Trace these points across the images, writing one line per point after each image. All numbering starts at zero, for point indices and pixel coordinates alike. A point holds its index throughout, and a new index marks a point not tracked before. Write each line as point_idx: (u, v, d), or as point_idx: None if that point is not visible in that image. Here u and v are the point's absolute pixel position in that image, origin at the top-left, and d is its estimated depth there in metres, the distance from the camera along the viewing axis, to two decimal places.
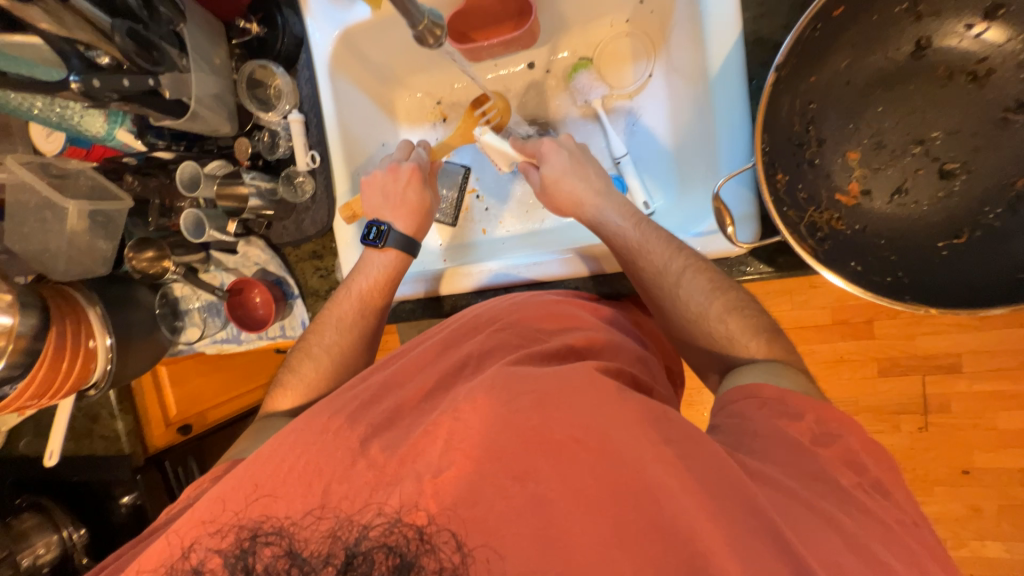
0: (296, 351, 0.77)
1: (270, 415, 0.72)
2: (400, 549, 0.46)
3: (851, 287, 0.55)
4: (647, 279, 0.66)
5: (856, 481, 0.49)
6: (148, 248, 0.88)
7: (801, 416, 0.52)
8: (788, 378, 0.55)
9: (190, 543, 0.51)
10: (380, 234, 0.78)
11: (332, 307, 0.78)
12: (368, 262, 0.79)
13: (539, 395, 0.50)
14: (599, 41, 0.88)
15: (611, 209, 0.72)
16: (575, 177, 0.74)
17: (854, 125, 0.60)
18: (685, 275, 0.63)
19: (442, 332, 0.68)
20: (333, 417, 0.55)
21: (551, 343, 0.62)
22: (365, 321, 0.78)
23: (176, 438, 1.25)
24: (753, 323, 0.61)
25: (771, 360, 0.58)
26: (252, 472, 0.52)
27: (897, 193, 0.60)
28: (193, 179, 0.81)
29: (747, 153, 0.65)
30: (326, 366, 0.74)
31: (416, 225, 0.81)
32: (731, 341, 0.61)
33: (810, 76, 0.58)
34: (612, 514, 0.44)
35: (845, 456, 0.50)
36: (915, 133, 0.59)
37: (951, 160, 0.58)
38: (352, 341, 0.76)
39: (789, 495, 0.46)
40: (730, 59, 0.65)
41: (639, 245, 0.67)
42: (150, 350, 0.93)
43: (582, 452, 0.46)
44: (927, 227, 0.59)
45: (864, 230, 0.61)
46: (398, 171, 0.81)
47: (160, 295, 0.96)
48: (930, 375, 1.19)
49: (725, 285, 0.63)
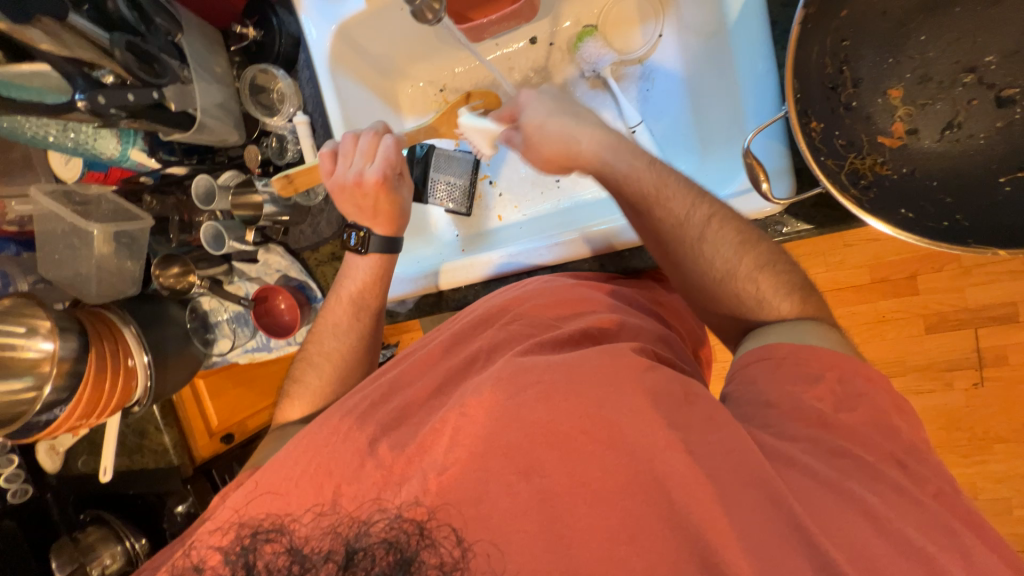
0: (297, 364, 0.76)
1: (284, 424, 0.71)
2: (399, 545, 0.39)
3: (898, 233, 0.52)
4: (665, 232, 0.57)
5: (889, 452, 0.43)
6: (173, 264, 0.90)
7: (822, 377, 0.46)
8: (815, 334, 0.50)
9: (197, 542, 0.47)
10: (363, 240, 0.75)
11: (326, 315, 0.78)
12: (353, 266, 0.77)
13: (548, 385, 0.44)
14: (602, 5, 0.83)
15: (618, 147, 0.61)
16: (563, 115, 0.64)
17: (895, 59, 0.55)
18: (710, 228, 0.55)
19: (453, 326, 0.61)
20: (345, 417, 0.50)
21: (562, 329, 0.53)
22: (361, 321, 0.76)
23: (221, 446, 1.29)
24: (787, 281, 0.54)
25: (799, 317, 0.52)
26: (263, 474, 0.48)
27: (948, 129, 0.55)
28: (207, 192, 0.81)
29: (777, 105, 0.61)
30: (330, 372, 0.73)
31: (397, 228, 0.76)
32: (760, 304, 0.54)
33: (842, 10, 0.53)
34: (621, 507, 0.40)
35: (873, 417, 0.45)
36: (965, 61, 0.53)
37: (1009, 86, 0.53)
38: (354, 343, 0.75)
39: (814, 480, 0.41)
40: (750, 2, 0.61)
41: (658, 188, 0.57)
42: (186, 364, 0.95)
43: (591, 444, 0.41)
44: (983, 162, 0.54)
45: (913, 173, 0.56)
46: (361, 180, 0.70)
47: (190, 310, 0.97)
48: (982, 329, 1.11)
49: (755, 239, 0.55)
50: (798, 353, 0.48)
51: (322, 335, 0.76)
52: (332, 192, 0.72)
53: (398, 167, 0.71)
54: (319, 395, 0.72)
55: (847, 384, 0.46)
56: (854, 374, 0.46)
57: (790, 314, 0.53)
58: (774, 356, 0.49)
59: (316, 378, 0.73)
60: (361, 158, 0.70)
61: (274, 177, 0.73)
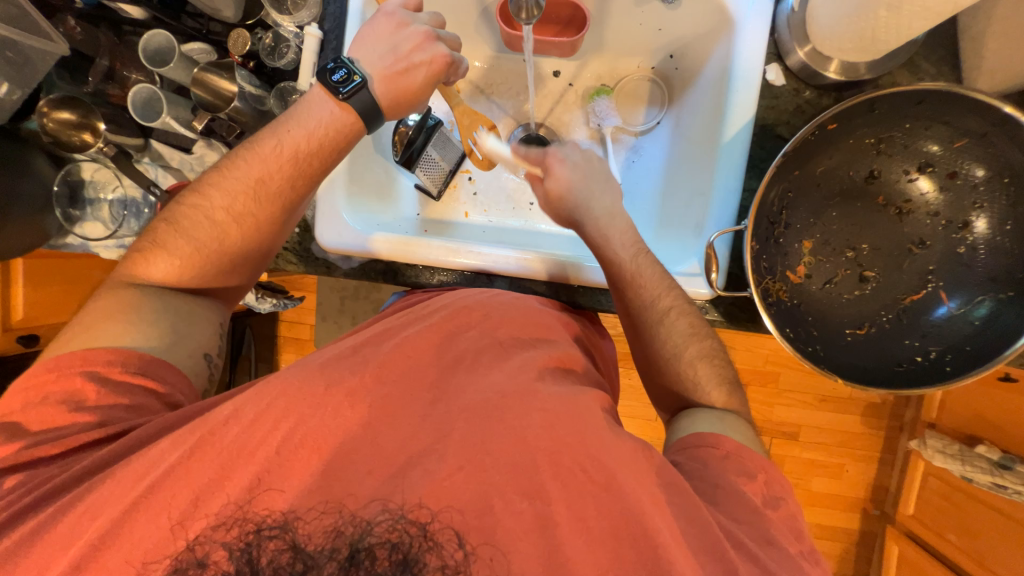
0: (185, 204, 0.63)
1: (142, 279, 0.61)
2: (403, 546, 0.40)
3: (777, 334, 0.66)
4: (633, 309, 0.67)
5: (801, 549, 0.48)
6: (67, 109, 0.72)
7: (755, 476, 0.52)
8: (738, 432, 0.56)
9: (184, 530, 0.41)
10: (349, 83, 0.63)
11: (240, 165, 0.63)
12: (307, 111, 0.64)
13: (551, 414, 0.46)
14: (622, 75, 0.94)
15: (615, 233, 0.70)
16: (583, 191, 0.72)
17: (814, 220, 0.74)
18: (669, 316, 0.65)
19: (431, 318, 0.55)
20: (332, 387, 0.46)
21: (535, 351, 0.54)
22: (292, 189, 0.64)
23: (14, 348, 0.96)
24: (720, 374, 0.64)
25: (725, 410, 0.61)
26: (237, 435, 0.43)
27: (829, 282, 0.75)
28: (161, 53, 0.70)
29: (733, 217, 0.75)
30: (226, 237, 0.63)
31: (394, 108, 0.67)
32: (695, 386, 0.63)
33: (797, 169, 0.70)
34: (611, 549, 0.42)
35: (790, 521, 0.50)
36: (850, 241, 0.74)
37: (869, 270, 0.74)
38: (262, 215, 0.63)
39: (756, 567, 0.44)
40: (741, 132, 0.74)
41: (634, 274, 0.67)
42: (30, 233, 0.73)
43: (589, 485, 0.43)
44: (842, 314, 0.74)
45: (799, 304, 0.74)
46: (427, 41, 0.65)
47: (62, 173, 0.78)
48: (776, 440, 1.43)
49: (703, 333, 0.65)
50: (740, 452, 0.53)
51: (234, 186, 0.62)
52: (384, 17, 0.65)
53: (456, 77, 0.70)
54: (205, 255, 0.62)
55: (772, 487, 0.52)
56: (777, 480, 0.52)
57: (718, 406, 0.62)
58: (723, 447, 0.54)
59: (211, 232, 0.62)
60: (442, 35, 0.68)
61: None
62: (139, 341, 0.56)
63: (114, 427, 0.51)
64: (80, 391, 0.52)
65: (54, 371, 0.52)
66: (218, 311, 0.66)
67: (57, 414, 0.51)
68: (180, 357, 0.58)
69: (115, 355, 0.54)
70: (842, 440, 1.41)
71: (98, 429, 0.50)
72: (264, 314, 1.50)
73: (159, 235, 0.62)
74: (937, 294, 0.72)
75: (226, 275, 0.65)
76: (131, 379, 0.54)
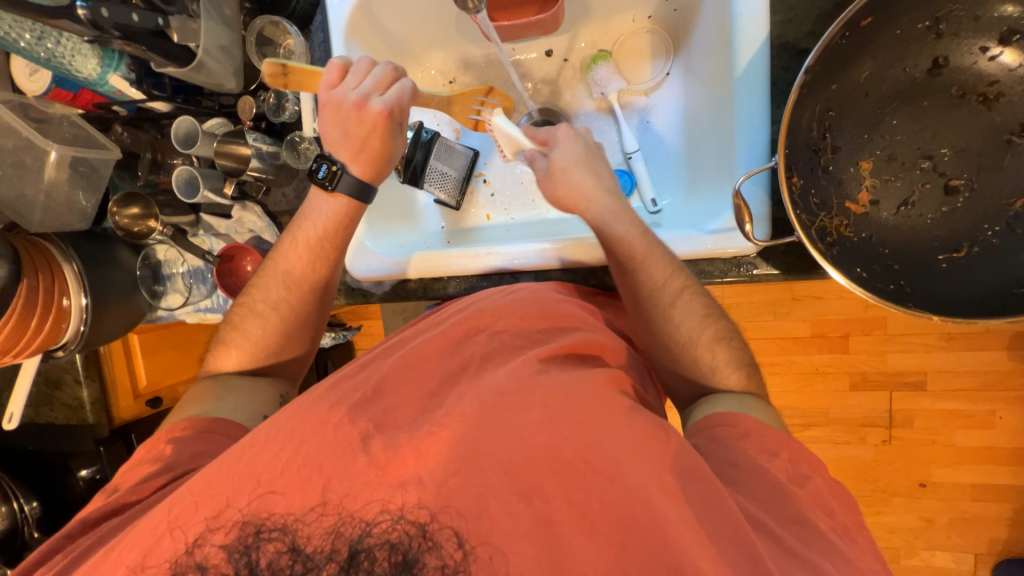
0: (238, 304, 0.71)
1: (215, 372, 0.68)
2: (402, 546, 0.40)
3: (849, 283, 0.57)
4: (641, 295, 0.61)
5: (830, 524, 0.45)
6: (135, 204, 0.85)
7: (777, 453, 0.48)
8: (760, 410, 0.52)
9: (196, 539, 0.43)
10: (332, 176, 0.68)
11: (277, 259, 0.71)
12: (315, 209, 0.70)
13: (550, 408, 0.44)
14: (619, 35, 0.87)
15: (620, 211, 0.65)
16: (585, 169, 0.67)
17: (869, 136, 0.62)
18: (680, 298, 0.60)
19: (442, 325, 0.56)
20: (334, 406, 0.46)
21: (551, 343, 0.52)
22: (318, 274, 0.71)
23: (144, 411, 1.15)
24: (739, 356, 0.58)
25: (744, 393, 0.56)
26: (246, 460, 0.44)
27: (904, 205, 0.63)
28: (189, 135, 0.78)
29: (765, 155, 0.66)
30: (272, 324, 0.69)
31: (377, 176, 0.70)
32: (712, 371, 0.57)
33: (832, 84, 0.60)
34: (618, 542, 0.40)
35: (816, 498, 0.47)
36: (925, 148, 0.61)
37: (956, 177, 0.61)
38: (300, 298, 0.70)
39: (781, 550, 0.41)
40: (755, 61, 0.65)
41: (645, 253, 0.62)
42: (126, 315, 0.86)
43: (590, 475, 0.42)
44: (932, 237, 0.62)
45: (870, 238, 0.63)
46: (362, 106, 0.64)
47: (142, 257, 0.90)
48: (897, 392, 1.23)
49: (717, 314, 0.60)
50: (759, 432, 0.49)
51: (271, 280, 0.70)
52: (324, 109, 0.66)
53: (405, 113, 0.67)
54: (256, 347, 0.68)
55: (796, 465, 0.48)
56: (802, 458, 0.48)
57: (737, 390, 0.56)
58: (742, 427, 0.50)
59: (258, 324, 0.69)
60: (372, 85, 0.65)
61: (265, 58, 0.61)
62: (204, 410, 0.62)
63: (179, 470, 0.55)
64: (160, 451, 0.58)
65: (146, 444, 0.59)
66: (277, 385, 0.69)
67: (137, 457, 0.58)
68: (243, 419, 0.63)
69: (186, 423, 0.60)
70: (983, 383, 1.19)
71: (166, 474, 0.55)
72: (340, 346, 1.61)
73: (223, 333, 0.71)
74: None
75: (283, 352, 0.71)
76: (196, 437, 0.59)
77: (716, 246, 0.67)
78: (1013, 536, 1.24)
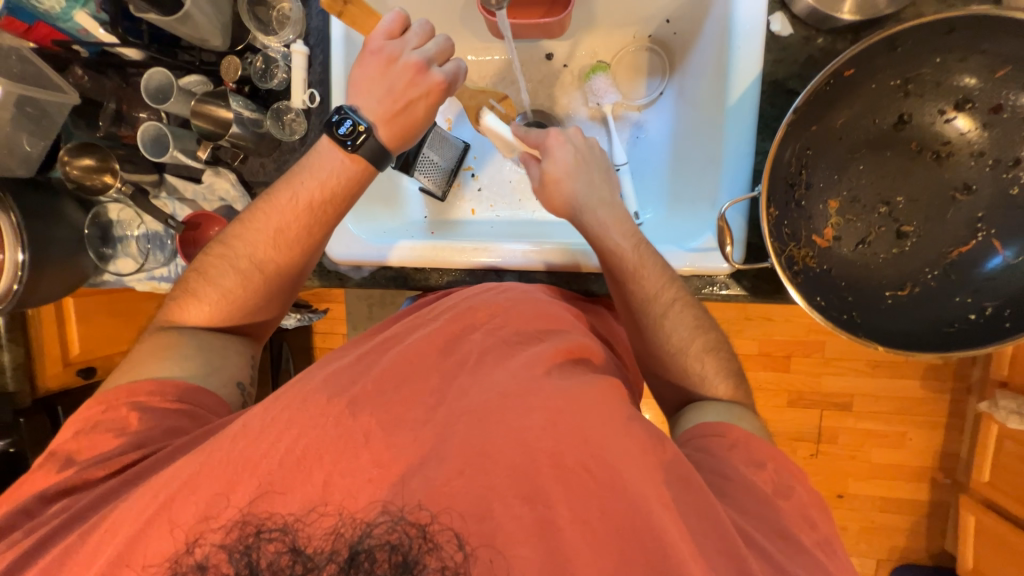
0: (213, 254, 0.66)
1: (181, 325, 0.64)
2: (403, 548, 0.40)
3: (807, 306, 0.61)
4: (634, 303, 0.64)
5: (818, 538, 0.48)
6: (89, 155, 0.78)
7: (764, 464, 0.51)
8: (746, 420, 0.56)
9: (194, 536, 0.42)
10: (355, 136, 0.63)
11: (264, 214, 0.65)
12: (320, 165, 0.65)
13: (552, 413, 0.45)
14: (618, 49, 0.89)
15: (612, 222, 0.66)
16: (580, 178, 0.68)
17: (839, 176, 0.68)
18: (673, 308, 0.63)
19: (439, 321, 0.55)
20: (334, 397, 0.46)
21: (542, 346, 0.53)
22: (312, 236, 0.66)
23: (74, 380, 1.06)
24: (726, 366, 0.63)
25: (731, 402, 0.60)
26: (242, 450, 0.44)
27: (862, 243, 0.69)
28: (160, 89, 0.73)
29: (747, 183, 0.70)
30: (254, 281, 0.65)
31: (400, 145, 0.67)
32: (702, 380, 0.62)
33: (814, 125, 0.64)
34: (617, 550, 0.42)
35: (800, 509, 0.49)
36: (884, 195, 0.68)
37: (908, 225, 0.68)
38: (288, 259, 0.66)
39: (773, 566, 0.43)
40: (748, 94, 0.69)
41: (636, 266, 0.64)
42: (69, 274, 0.79)
43: (591, 483, 0.43)
44: (881, 276, 0.68)
45: (829, 271, 0.68)
46: (421, 72, 0.63)
47: (91, 216, 0.82)
48: (826, 411, 1.35)
49: (707, 325, 0.64)
50: (748, 440, 0.53)
51: (257, 237, 0.65)
52: (372, 65, 0.63)
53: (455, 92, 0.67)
54: (233, 301, 0.65)
55: (781, 473, 0.51)
56: (787, 468, 0.52)
57: (725, 398, 0.61)
58: (729, 436, 0.53)
59: (235, 280, 0.65)
60: (432, 54, 0.64)
61: None
62: (176, 372, 0.59)
63: (151, 448, 0.53)
64: (124, 420, 0.55)
65: (103, 404, 0.56)
66: (248, 345, 0.68)
67: (100, 440, 0.54)
68: (216, 386, 0.61)
69: (156, 386, 0.57)
70: (899, 408, 1.32)
71: (134, 451, 0.53)
72: (298, 328, 1.55)
73: (190, 283, 0.66)
74: (990, 244, 0.65)
75: (259, 311, 0.68)
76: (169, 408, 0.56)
77: (693, 263, 0.71)
78: (913, 546, 1.39)
